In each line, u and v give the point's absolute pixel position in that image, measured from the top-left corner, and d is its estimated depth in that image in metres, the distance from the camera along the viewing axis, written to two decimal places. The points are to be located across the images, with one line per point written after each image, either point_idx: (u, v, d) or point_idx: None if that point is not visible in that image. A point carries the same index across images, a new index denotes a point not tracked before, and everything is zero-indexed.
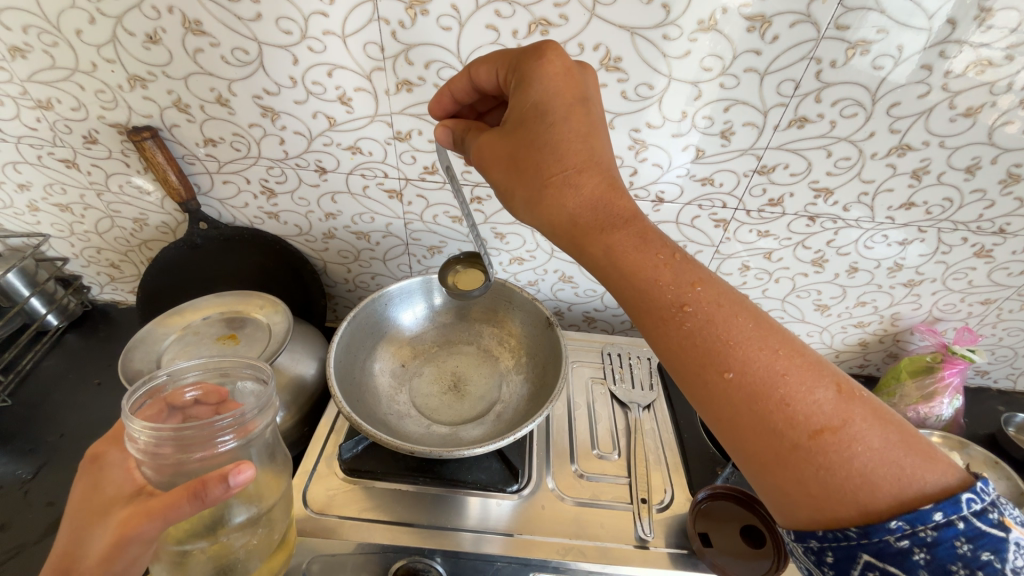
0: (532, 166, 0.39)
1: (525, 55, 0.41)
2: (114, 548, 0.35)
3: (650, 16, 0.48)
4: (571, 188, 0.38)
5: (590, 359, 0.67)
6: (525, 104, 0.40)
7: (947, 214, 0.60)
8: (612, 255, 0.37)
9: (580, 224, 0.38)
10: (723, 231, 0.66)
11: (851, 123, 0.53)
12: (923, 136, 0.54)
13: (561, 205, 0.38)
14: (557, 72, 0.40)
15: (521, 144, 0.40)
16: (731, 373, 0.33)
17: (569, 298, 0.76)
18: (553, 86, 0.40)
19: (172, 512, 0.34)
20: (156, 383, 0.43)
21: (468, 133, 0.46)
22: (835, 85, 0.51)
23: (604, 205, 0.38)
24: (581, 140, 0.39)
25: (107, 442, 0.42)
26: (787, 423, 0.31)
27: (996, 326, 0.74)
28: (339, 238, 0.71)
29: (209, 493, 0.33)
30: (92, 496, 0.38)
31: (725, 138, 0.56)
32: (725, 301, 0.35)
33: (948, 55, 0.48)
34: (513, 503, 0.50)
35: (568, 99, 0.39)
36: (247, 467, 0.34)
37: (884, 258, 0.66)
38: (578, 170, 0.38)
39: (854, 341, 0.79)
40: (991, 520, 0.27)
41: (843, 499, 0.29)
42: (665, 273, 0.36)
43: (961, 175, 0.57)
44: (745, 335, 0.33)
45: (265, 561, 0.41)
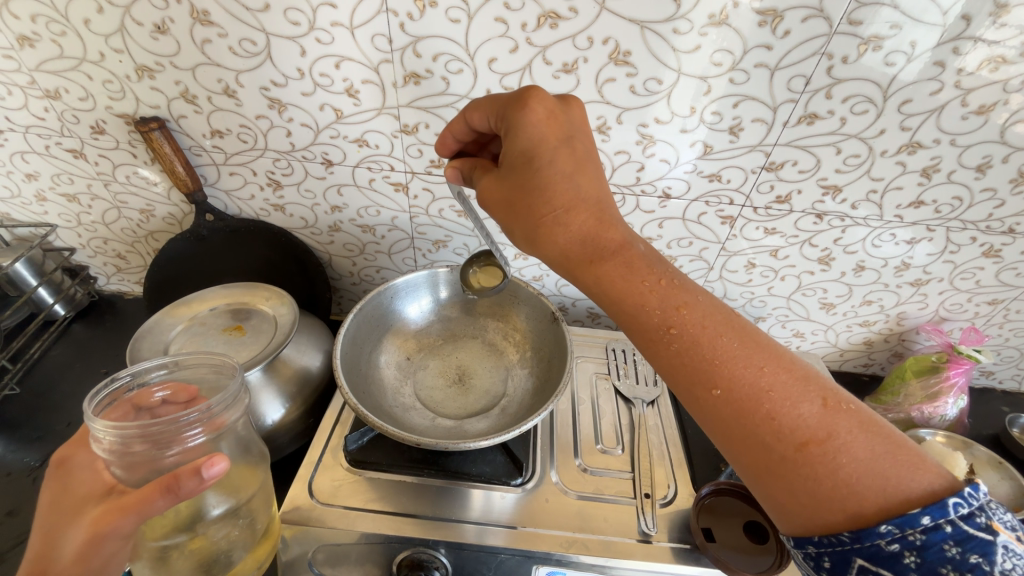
0: (526, 205, 0.39)
1: (511, 101, 0.41)
2: (88, 546, 0.35)
3: (661, 9, 0.47)
4: (562, 226, 0.38)
5: (594, 355, 0.67)
6: (516, 147, 0.40)
7: (956, 213, 0.60)
8: (604, 286, 0.37)
9: (573, 252, 0.38)
10: (729, 228, 0.66)
11: (862, 120, 0.53)
12: (934, 134, 0.53)
13: (554, 242, 0.39)
14: (539, 119, 0.40)
15: (514, 187, 0.40)
16: (719, 390, 0.33)
17: (573, 293, 0.76)
18: (538, 132, 0.39)
19: (146, 508, 0.34)
20: (119, 384, 0.43)
21: (476, 171, 0.46)
22: (847, 81, 0.50)
23: (594, 237, 0.38)
24: (569, 179, 0.39)
25: (74, 445, 0.41)
26: (774, 436, 0.32)
27: (1002, 326, 0.73)
28: (344, 231, 0.71)
29: (183, 487, 0.34)
30: (64, 497, 0.38)
31: (733, 134, 0.56)
32: (713, 320, 0.35)
33: (961, 51, 0.47)
34: (518, 496, 0.50)
35: (553, 141, 0.39)
36: (219, 460, 0.34)
37: (892, 257, 0.66)
38: (567, 209, 0.38)
39: (859, 340, 0.79)
40: (978, 524, 0.27)
41: (834, 507, 0.29)
42: (653, 298, 0.36)
43: (972, 173, 0.56)
44: (732, 352, 0.34)
45: (249, 552, 0.41)
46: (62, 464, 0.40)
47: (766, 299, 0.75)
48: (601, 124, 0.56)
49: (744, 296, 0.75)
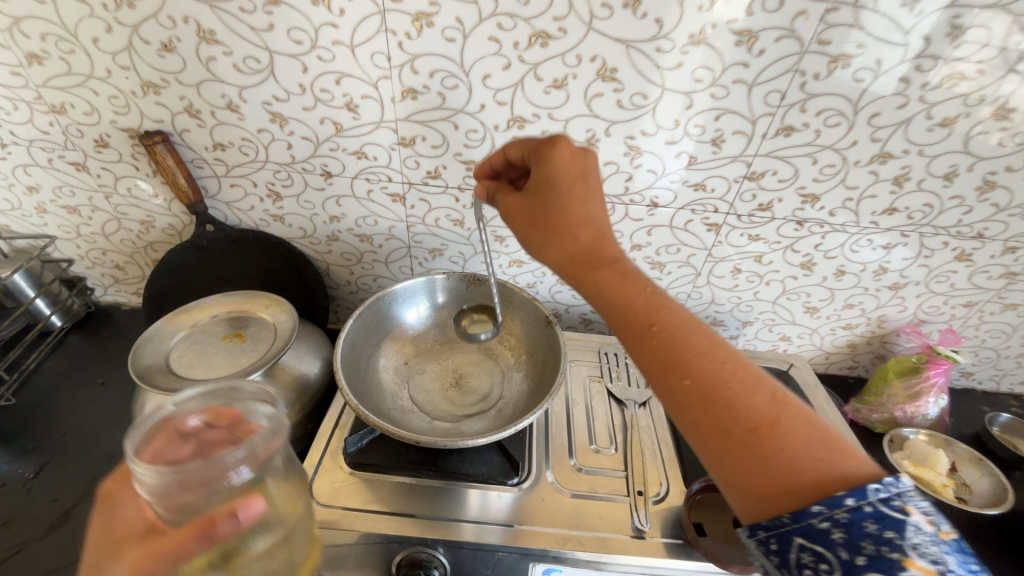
0: (543, 218, 0.44)
1: (541, 144, 0.47)
2: None
3: (644, 30, 0.51)
4: (572, 237, 0.43)
5: (587, 358, 0.68)
6: (539, 172, 0.45)
7: (928, 219, 0.63)
8: (600, 288, 0.41)
9: (574, 257, 0.42)
10: (715, 235, 0.68)
11: (835, 131, 0.56)
12: (903, 145, 0.57)
13: (561, 247, 0.43)
14: (563, 156, 0.45)
15: (536, 204, 0.45)
16: (689, 380, 0.35)
17: (566, 300, 0.78)
18: (560, 165, 0.45)
19: (183, 552, 0.33)
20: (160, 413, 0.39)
21: (498, 192, 0.50)
22: (820, 96, 0.54)
23: (590, 247, 0.42)
24: (580, 202, 0.43)
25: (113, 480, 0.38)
26: (732, 422, 0.33)
27: (979, 327, 0.76)
28: (342, 240, 0.73)
29: (219, 530, 0.34)
30: (108, 532, 0.36)
31: (715, 145, 0.59)
32: (688, 323, 0.38)
33: (924, 68, 0.51)
34: (515, 495, 0.51)
35: (573, 174, 0.45)
36: (256, 501, 0.35)
37: (870, 262, 0.69)
38: (577, 224, 0.43)
39: (843, 343, 0.81)
40: (893, 505, 0.29)
41: (782, 489, 0.31)
42: (635, 298, 0.39)
43: (940, 182, 0.59)
44: (703, 345, 0.36)
45: None
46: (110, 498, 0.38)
47: (752, 303, 0.77)
48: (590, 136, 0.59)
49: (732, 301, 0.77)
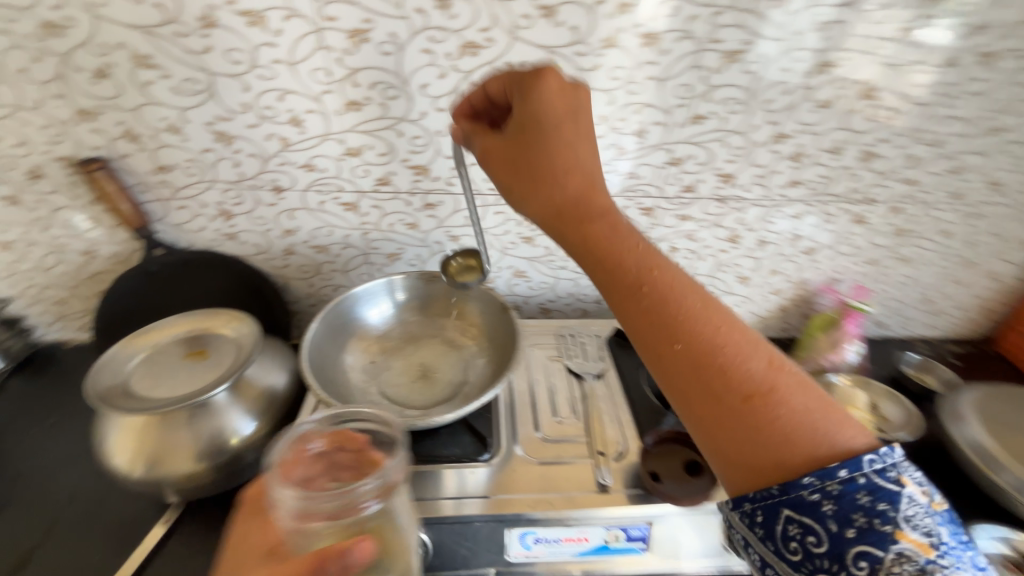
0: (523, 161, 0.45)
1: (526, 74, 0.47)
2: None
3: (562, 36, 0.56)
4: (562, 185, 0.44)
5: (545, 341, 0.73)
6: (521, 110, 0.46)
7: (825, 188, 0.73)
8: (589, 241, 0.43)
9: (558, 210, 0.44)
10: (650, 218, 0.75)
11: (738, 117, 0.64)
12: (794, 125, 0.65)
13: (550, 194, 0.44)
14: (551, 88, 0.46)
15: (520, 145, 0.46)
16: (680, 344, 0.40)
17: (524, 292, 0.82)
18: (547, 99, 0.45)
19: None
20: (295, 431, 0.40)
21: (474, 134, 0.51)
22: (720, 87, 0.61)
23: (584, 201, 0.44)
24: (568, 148, 0.45)
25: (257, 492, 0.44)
26: (725, 387, 0.38)
27: (884, 281, 0.87)
28: (299, 254, 0.74)
29: (326, 569, 0.33)
30: (243, 542, 0.42)
31: (639, 137, 0.65)
32: (680, 283, 0.42)
33: (799, 58, 0.60)
34: (490, 467, 0.54)
35: (560, 109, 0.45)
36: (365, 543, 0.33)
37: (785, 231, 0.78)
38: (567, 170, 0.44)
39: (774, 307, 0.90)
40: (890, 477, 0.35)
41: (775, 460, 0.36)
42: (629, 256, 0.42)
43: (829, 155, 0.69)
44: (700, 313, 0.40)
45: None
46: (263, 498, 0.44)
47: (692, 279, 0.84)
48: None
49: None
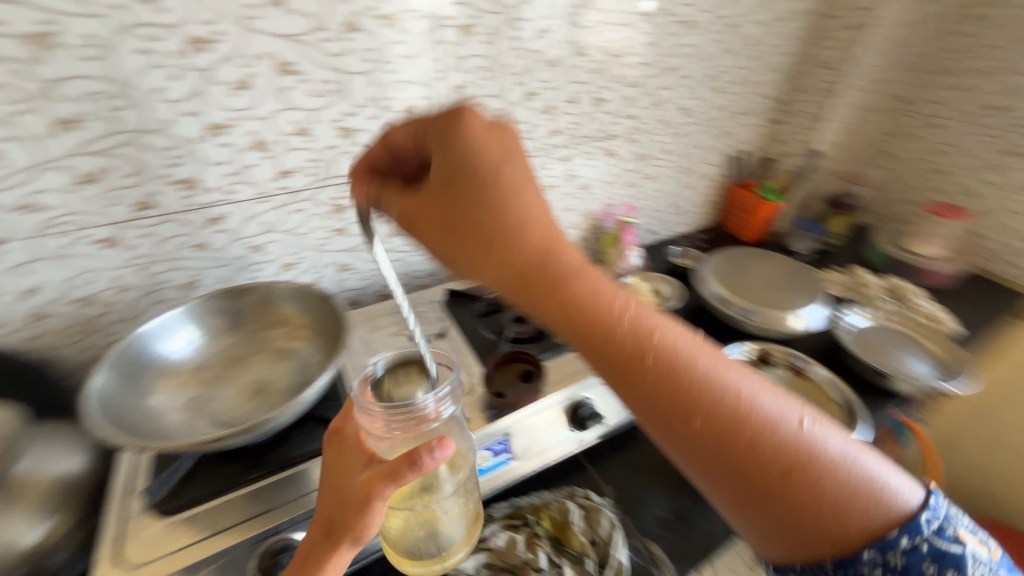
0: (461, 226, 0.42)
1: (441, 124, 0.43)
2: (362, 503, 0.40)
3: (297, 23, 0.57)
4: (521, 245, 0.41)
5: (387, 321, 0.74)
6: (443, 159, 0.42)
7: (578, 132, 0.90)
8: (570, 305, 0.40)
9: (531, 268, 0.41)
10: None
11: (489, 82, 0.75)
12: (537, 84, 0.79)
13: (508, 257, 0.41)
14: (480, 131, 0.42)
15: (451, 205, 0.42)
16: (700, 421, 0.36)
17: (355, 285, 0.83)
18: (477, 143, 0.42)
19: (398, 477, 0.39)
20: (367, 371, 0.51)
21: (386, 194, 0.48)
22: (466, 57, 0.70)
23: (553, 258, 0.41)
24: (522, 223, 0.41)
25: (341, 418, 0.47)
26: (763, 474, 0.35)
27: (643, 197, 1.11)
28: (53, 315, 0.60)
29: (423, 463, 0.38)
30: (337, 477, 0.43)
31: (411, 111, 0.70)
32: (679, 353, 0.39)
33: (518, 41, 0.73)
34: None
35: (495, 155, 0.42)
36: (447, 441, 0.39)
37: (561, 174, 0.94)
38: (521, 227, 0.41)
39: (577, 240, 1.08)
40: None
41: (828, 544, 0.35)
42: (625, 326, 0.40)
43: (571, 104, 0.85)
44: (714, 381, 0.38)
45: (466, 529, 0.49)
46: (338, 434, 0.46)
47: None
48: (299, 127, 0.64)
49: None
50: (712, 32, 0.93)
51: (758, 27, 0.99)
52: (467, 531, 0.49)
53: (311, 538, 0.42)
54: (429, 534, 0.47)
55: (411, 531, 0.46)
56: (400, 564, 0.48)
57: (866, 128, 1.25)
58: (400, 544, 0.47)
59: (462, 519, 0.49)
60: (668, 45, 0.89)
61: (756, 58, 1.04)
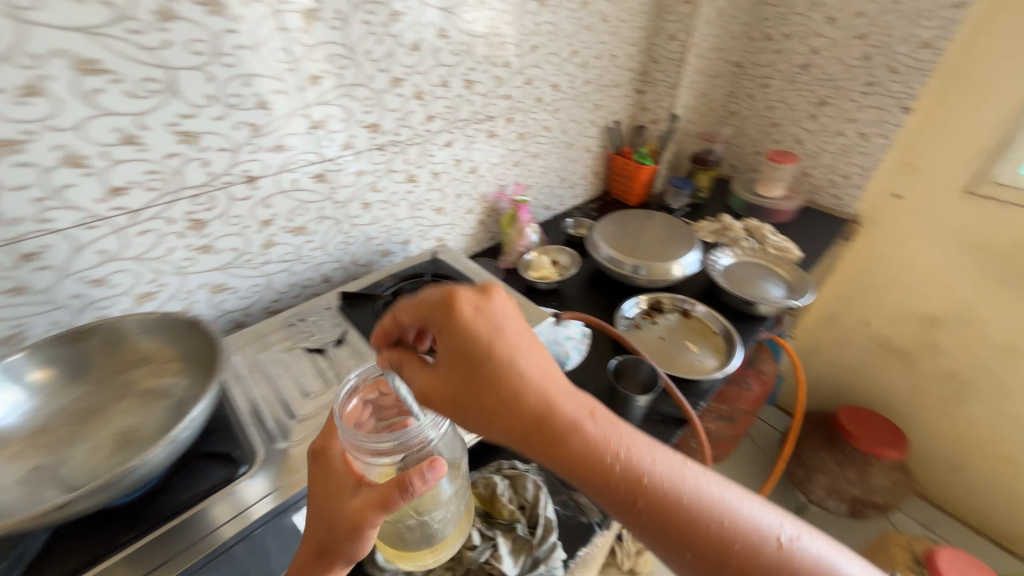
0: (457, 396, 0.44)
1: (434, 309, 0.46)
2: (351, 530, 0.41)
3: (94, 13, 0.49)
4: (515, 404, 0.43)
5: (276, 337, 0.67)
6: (447, 343, 0.45)
7: (454, 116, 0.89)
8: (570, 456, 0.42)
9: (533, 423, 0.42)
10: (327, 184, 0.77)
11: (349, 71, 0.71)
12: (402, 69, 0.77)
13: (506, 424, 0.43)
14: (467, 316, 0.45)
15: (451, 380, 0.45)
16: (704, 560, 0.38)
17: (238, 305, 0.75)
18: (468, 328, 0.45)
19: (385, 505, 0.41)
20: (353, 383, 0.50)
21: (406, 363, 0.48)
22: (317, 45, 0.66)
23: (548, 413, 0.43)
24: (514, 385, 0.43)
25: (325, 436, 0.47)
26: None
27: (532, 175, 1.15)
28: None
29: (411, 487, 0.40)
30: (323, 499, 0.43)
31: (265, 108, 0.64)
32: (673, 489, 0.40)
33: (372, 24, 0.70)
34: (256, 470, 0.50)
35: (484, 334, 0.44)
36: (438, 463, 0.41)
37: (446, 159, 0.93)
38: (512, 391, 0.43)
39: (475, 224, 1.08)
40: None
41: None
42: (617, 472, 0.41)
43: (442, 88, 0.84)
44: (715, 512, 0.39)
45: (456, 526, 0.50)
46: (323, 455, 0.45)
47: (399, 225, 0.92)
48: (124, 136, 0.55)
49: (383, 232, 0.90)
50: (568, 8, 0.97)
51: (609, 3, 1.05)
52: (459, 527, 0.50)
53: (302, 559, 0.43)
54: (421, 534, 0.47)
55: (402, 536, 0.47)
56: (396, 559, 0.50)
57: (716, 93, 1.41)
58: (393, 542, 0.48)
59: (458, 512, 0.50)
60: (528, 23, 0.91)
61: (612, 33, 1.11)
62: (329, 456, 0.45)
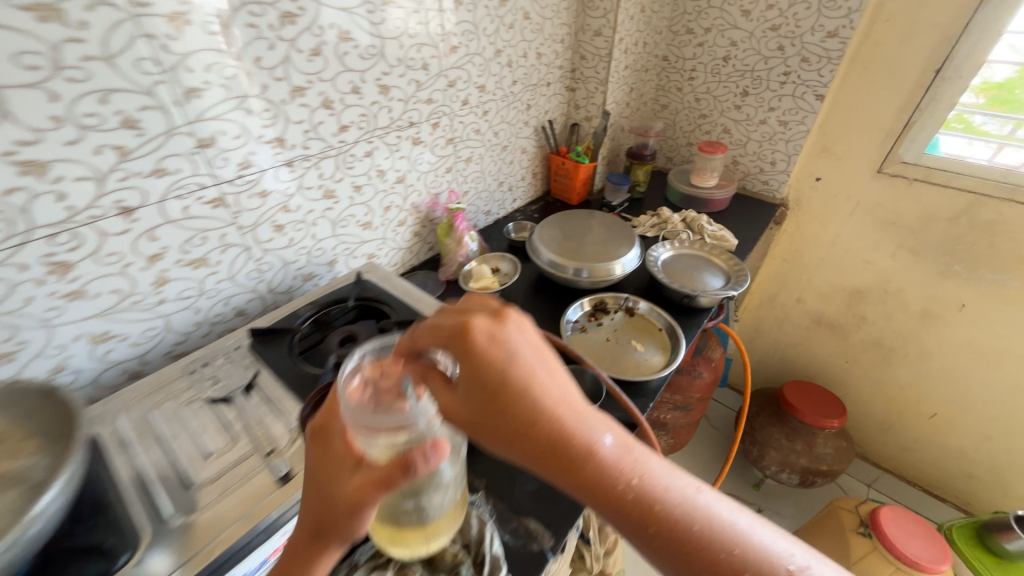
0: (476, 423, 0.42)
1: (452, 331, 0.43)
2: (354, 507, 0.39)
3: None
4: (532, 431, 0.41)
5: (171, 391, 0.58)
6: (466, 369, 0.42)
7: (372, 124, 0.83)
8: (588, 484, 0.41)
9: (551, 445, 0.41)
10: (227, 207, 0.68)
11: (238, 81, 0.63)
12: (303, 77, 0.70)
13: (523, 450, 0.41)
14: (485, 343, 0.43)
15: (471, 407, 0.42)
16: None
17: (131, 353, 0.66)
18: (487, 355, 0.42)
19: (387, 483, 0.39)
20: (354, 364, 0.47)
21: (430, 379, 0.44)
22: (192, 54, 0.57)
23: (566, 439, 0.41)
24: (533, 414, 0.42)
25: (325, 416, 0.44)
26: None
27: (467, 181, 1.11)
28: None
29: (415, 467, 0.38)
30: (325, 477, 0.42)
31: (134, 128, 0.56)
32: (690, 518, 0.39)
33: (259, 27, 0.62)
34: (146, 552, 0.42)
35: (505, 363, 0.42)
36: (443, 446, 0.41)
37: (368, 171, 0.86)
38: (529, 416, 0.42)
39: (410, 236, 1.02)
40: None
41: None
42: (633, 497, 0.40)
43: (354, 95, 0.78)
44: (734, 544, 0.38)
45: (451, 512, 0.48)
46: (323, 434, 0.43)
47: (321, 244, 0.85)
48: None
49: (302, 255, 0.82)
50: (486, 6, 0.93)
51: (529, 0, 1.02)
52: (453, 512, 0.48)
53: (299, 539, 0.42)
54: (419, 522, 0.45)
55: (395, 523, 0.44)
56: (388, 547, 0.47)
57: (647, 87, 1.43)
58: (386, 529, 0.46)
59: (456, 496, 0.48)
60: (444, 23, 0.86)
61: (536, 31, 1.09)
62: (329, 436, 0.42)
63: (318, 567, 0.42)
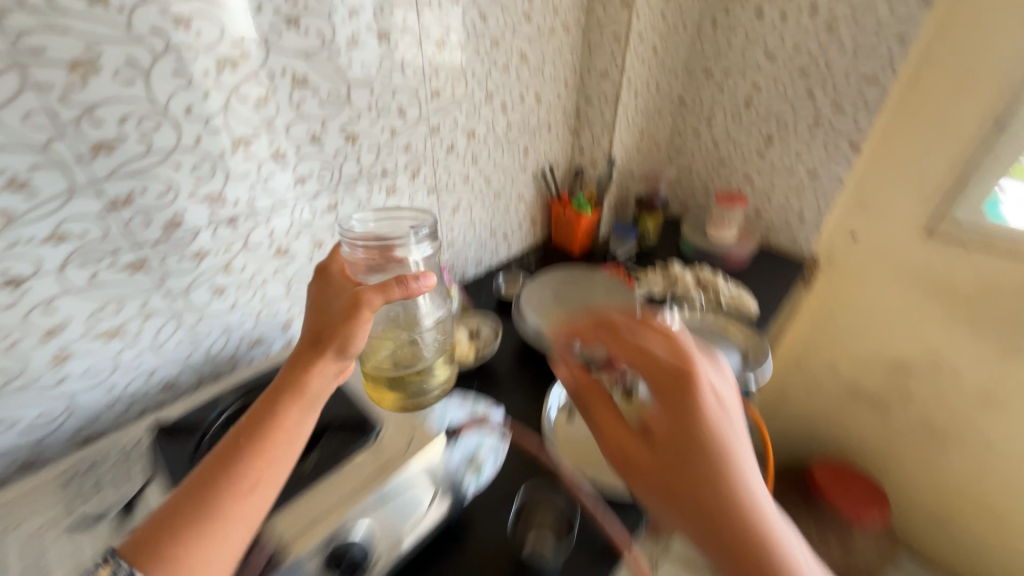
0: (665, 474, 0.42)
1: (665, 374, 0.45)
2: (350, 312, 0.51)
3: None
4: (722, 503, 0.40)
5: (43, 506, 0.50)
6: (668, 407, 0.44)
7: (336, 176, 0.74)
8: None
9: (727, 526, 0.40)
10: (150, 273, 0.59)
11: (163, 133, 0.54)
12: (247, 127, 0.61)
13: (707, 522, 0.40)
14: (699, 399, 0.44)
15: (665, 459, 0.43)
16: None
17: (21, 440, 0.56)
18: (697, 411, 0.43)
19: (385, 293, 0.51)
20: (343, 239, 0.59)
21: (599, 405, 0.48)
22: (101, 104, 0.49)
23: (750, 525, 0.40)
24: (725, 488, 0.41)
25: (329, 259, 0.59)
26: None
27: (452, 230, 1.01)
28: None
29: (408, 285, 0.52)
30: (325, 307, 0.53)
31: (24, 190, 0.48)
32: None
33: (191, 73, 0.54)
34: None
35: (715, 424, 0.43)
36: (429, 276, 0.55)
37: (332, 225, 0.77)
38: (719, 490, 0.41)
39: None
40: None
41: None
42: None
43: (314, 145, 0.69)
44: None
45: (430, 381, 0.62)
46: (322, 272, 0.57)
47: (273, 305, 0.75)
48: None
49: (250, 318, 0.73)
50: (476, 48, 0.85)
51: (527, 41, 0.94)
52: (443, 369, 0.64)
53: (300, 357, 0.50)
54: (406, 367, 0.61)
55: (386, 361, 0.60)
56: (383, 402, 0.60)
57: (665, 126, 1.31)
58: (377, 373, 0.60)
59: (418, 383, 0.61)
60: (424, 65, 0.78)
61: (535, 72, 1.00)
62: (326, 279, 0.56)
63: (312, 381, 0.49)
